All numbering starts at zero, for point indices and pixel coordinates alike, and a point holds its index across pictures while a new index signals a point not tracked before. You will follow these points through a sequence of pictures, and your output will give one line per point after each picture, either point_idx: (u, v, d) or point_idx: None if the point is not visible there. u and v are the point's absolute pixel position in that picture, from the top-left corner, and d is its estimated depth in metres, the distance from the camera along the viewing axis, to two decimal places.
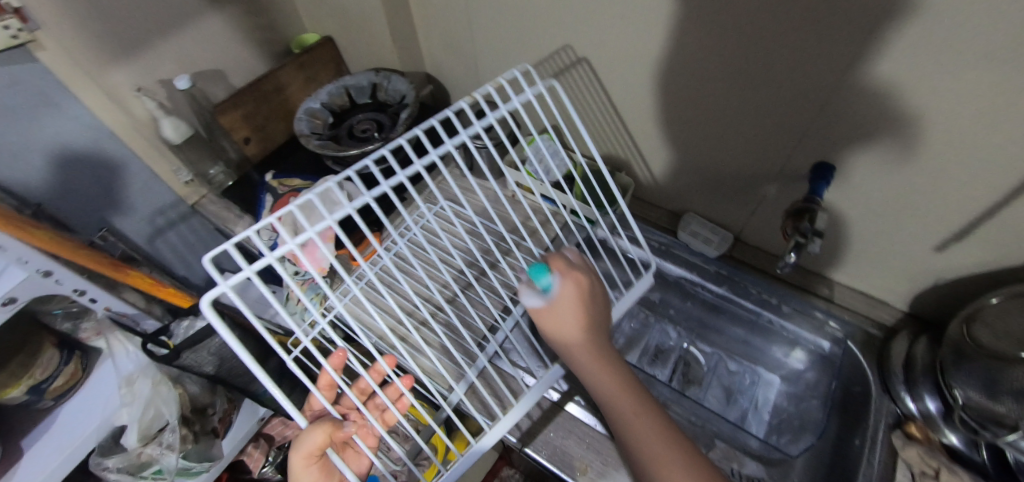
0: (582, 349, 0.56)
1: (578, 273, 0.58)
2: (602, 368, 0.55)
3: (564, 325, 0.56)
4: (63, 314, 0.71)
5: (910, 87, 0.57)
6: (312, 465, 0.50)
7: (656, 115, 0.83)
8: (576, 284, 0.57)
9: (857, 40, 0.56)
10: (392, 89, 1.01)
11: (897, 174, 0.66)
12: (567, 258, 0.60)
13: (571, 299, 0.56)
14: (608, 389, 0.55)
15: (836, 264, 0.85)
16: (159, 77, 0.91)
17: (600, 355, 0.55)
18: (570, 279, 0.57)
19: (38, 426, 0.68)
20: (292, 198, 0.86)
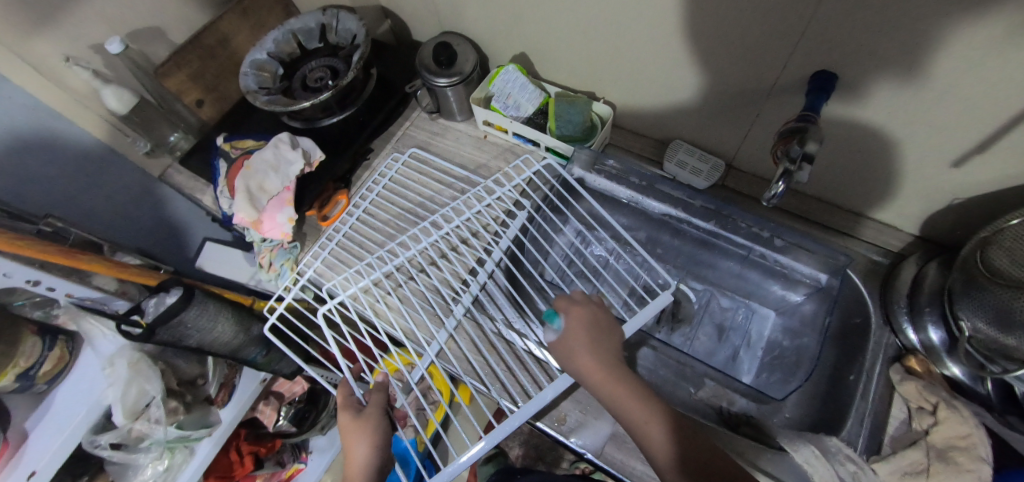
0: (603, 378, 0.56)
1: (585, 306, 0.61)
2: (625, 392, 0.55)
3: (579, 355, 0.58)
4: (30, 304, 0.71)
5: None
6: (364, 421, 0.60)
7: (632, 33, 0.72)
8: (583, 317, 0.60)
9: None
10: (343, 29, 0.92)
11: (908, 77, 0.55)
12: (573, 295, 0.63)
13: (580, 330, 0.59)
14: (635, 415, 0.53)
15: (840, 188, 0.76)
16: (91, 42, 0.84)
17: (618, 380, 0.55)
18: (579, 314, 0.60)
19: (36, 410, 0.69)
20: (245, 162, 0.82)
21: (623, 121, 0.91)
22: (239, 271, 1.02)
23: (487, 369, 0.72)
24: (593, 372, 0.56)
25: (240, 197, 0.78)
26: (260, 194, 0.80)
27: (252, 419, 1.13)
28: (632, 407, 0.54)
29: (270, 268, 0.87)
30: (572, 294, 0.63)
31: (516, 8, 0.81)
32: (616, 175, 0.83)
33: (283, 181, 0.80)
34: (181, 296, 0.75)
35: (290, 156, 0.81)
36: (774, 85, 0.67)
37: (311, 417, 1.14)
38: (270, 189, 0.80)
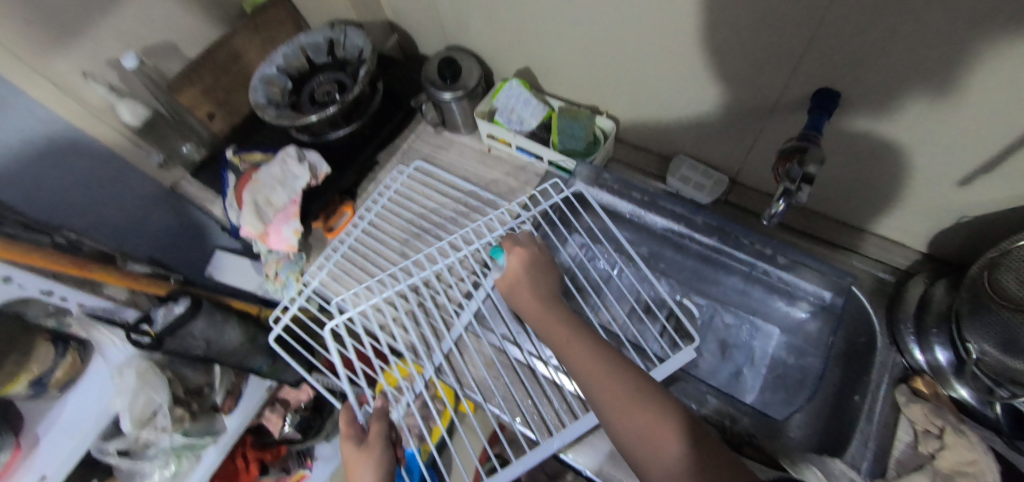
0: (532, 303, 0.63)
1: (527, 248, 0.70)
2: (547, 314, 0.61)
3: (518, 288, 0.66)
4: (44, 312, 0.72)
5: None
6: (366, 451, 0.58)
7: (634, 48, 0.72)
8: (522, 254, 0.68)
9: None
10: (351, 44, 0.94)
11: (909, 94, 0.55)
12: (520, 239, 0.72)
13: (518, 264, 0.67)
14: (552, 333, 0.59)
15: (846, 206, 0.76)
16: (108, 58, 0.87)
17: (543, 304, 0.62)
18: (520, 250, 0.69)
19: (48, 415, 0.71)
20: (254, 174, 0.83)
21: (626, 135, 0.92)
22: (247, 279, 1.04)
23: (488, 383, 0.72)
24: (522, 299, 0.64)
25: (247, 210, 0.79)
26: (267, 207, 0.81)
27: (258, 426, 1.14)
28: (549, 326, 0.60)
29: (274, 280, 0.85)
30: (518, 236, 0.73)
31: (520, 24, 0.82)
32: (618, 188, 0.83)
33: (290, 194, 0.82)
34: (189, 306, 0.77)
35: (296, 170, 0.82)
36: (776, 102, 0.66)
37: (316, 425, 1.16)
38: (277, 202, 0.81)
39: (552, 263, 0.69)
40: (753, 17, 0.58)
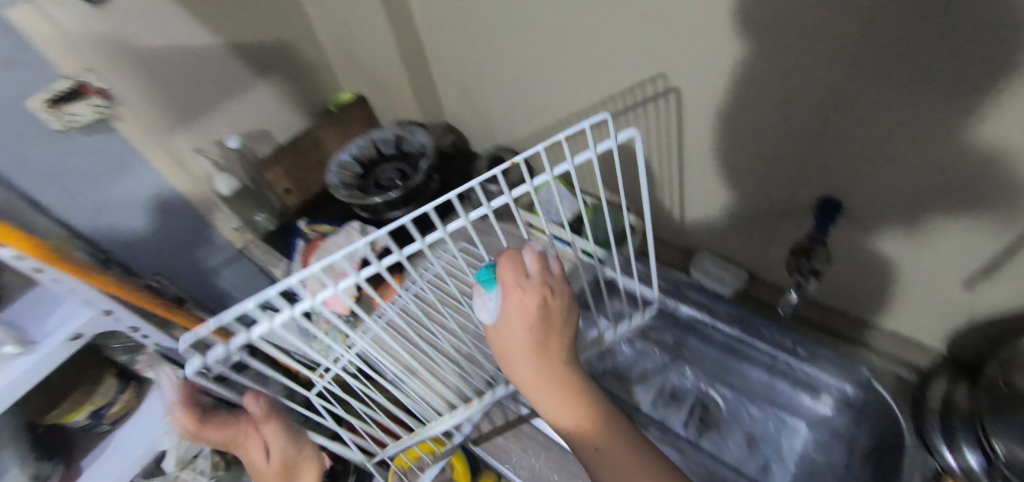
0: (542, 376, 0.49)
1: (533, 283, 0.47)
2: (558, 389, 0.49)
3: (513, 351, 0.48)
4: (121, 348, 0.80)
5: (887, 122, 0.57)
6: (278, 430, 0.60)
7: (657, 154, 0.85)
8: (526, 302, 0.46)
9: (816, 78, 0.58)
10: (415, 140, 1.10)
11: (895, 204, 0.64)
12: (523, 268, 0.47)
13: (523, 321, 0.47)
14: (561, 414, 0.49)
15: (860, 303, 0.81)
16: (216, 139, 1.05)
17: (558, 379, 0.48)
18: (524, 292, 0.46)
19: (96, 449, 0.79)
20: (320, 243, 0.95)
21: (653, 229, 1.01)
22: None
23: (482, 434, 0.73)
24: (524, 373, 0.48)
25: None
26: None
27: None
28: (557, 405, 0.49)
29: None
30: (520, 265, 0.47)
31: (559, 131, 0.97)
32: (644, 278, 0.91)
33: None
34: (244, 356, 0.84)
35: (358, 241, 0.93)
36: (785, 206, 0.76)
37: None
38: None
39: (565, 293, 0.49)
40: (749, 135, 0.70)
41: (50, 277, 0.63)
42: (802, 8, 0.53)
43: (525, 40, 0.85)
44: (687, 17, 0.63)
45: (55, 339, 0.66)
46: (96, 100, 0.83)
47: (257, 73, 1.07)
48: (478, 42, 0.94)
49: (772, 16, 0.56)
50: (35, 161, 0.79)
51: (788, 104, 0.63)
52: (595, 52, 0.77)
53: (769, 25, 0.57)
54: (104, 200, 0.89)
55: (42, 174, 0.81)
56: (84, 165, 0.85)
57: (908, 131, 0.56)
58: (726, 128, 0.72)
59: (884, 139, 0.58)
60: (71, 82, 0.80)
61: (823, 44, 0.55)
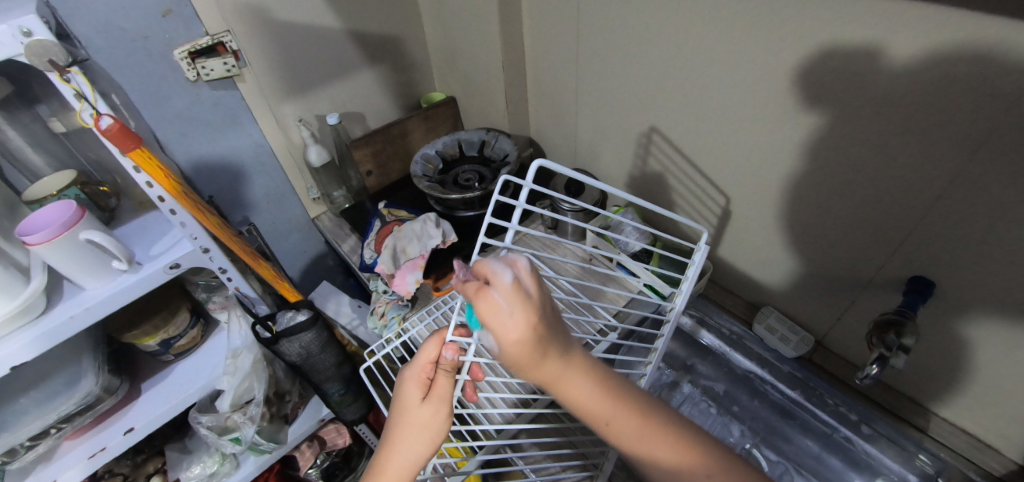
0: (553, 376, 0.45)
1: (523, 303, 0.43)
2: (570, 381, 0.46)
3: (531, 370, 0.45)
4: (203, 285, 0.88)
5: (996, 206, 0.56)
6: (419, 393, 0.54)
7: (740, 200, 0.85)
8: (513, 334, 0.42)
9: (932, 154, 0.58)
10: (499, 148, 1.13)
11: (992, 292, 0.61)
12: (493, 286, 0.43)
13: (523, 343, 0.43)
14: (580, 402, 0.47)
15: (934, 394, 0.77)
16: (317, 113, 1.13)
17: (571, 374, 0.46)
18: (512, 329, 0.42)
19: (157, 375, 0.83)
20: (395, 226, 0.99)
21: (721, 277, 1.00)
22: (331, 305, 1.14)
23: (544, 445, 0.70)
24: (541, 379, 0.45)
25: (386, 253, 0.93)
26: (400, 254, 0.93)
27: (290, 457, 1.14)
28: (579, 394, 0.46)
29: (381, 318, 0.96)
30: (495, 296, 0.42)
31: (643, 163, 0.99)
32: (711, 324, 0.90)
33: (421, 249, 0.93)
34: (309, 317, 0.87)
35: (433, 232, 0.94)
36: (871, 278, 0.74)
37: (341, 475, 1.17)
38: (409, 252, 0.93)
39: (546, 303, 0.45)
40: (844, 200, 0.70)
41: (168, 207, 0.68)
42: (927, 78, 0.55)
43: (631, 71, 0.88)
44: (809, 72, 0.65)
45: (157, 264, 0.71)
46: (229, 58, 0.91)
47: (367, 60, 1.15)
48: (583, 65, 0.97)
49: (904, 84, 0.57)
50: (165, 101, 0.89)
51: (895, 173, 0.63)
52: (696, 92, 0.80)
53: (895, 92, 0.58)
54: (210, 146, 0.98)
55: (169, 114, 0.90)
56: (203, 113, 0.94)
57: (1014, 220, 0.55)
58: (818, 189, 0.73)
59: (990, 224, 0.57)
60: (212, 40, 0.88)
61: (951, 119, 0.55)
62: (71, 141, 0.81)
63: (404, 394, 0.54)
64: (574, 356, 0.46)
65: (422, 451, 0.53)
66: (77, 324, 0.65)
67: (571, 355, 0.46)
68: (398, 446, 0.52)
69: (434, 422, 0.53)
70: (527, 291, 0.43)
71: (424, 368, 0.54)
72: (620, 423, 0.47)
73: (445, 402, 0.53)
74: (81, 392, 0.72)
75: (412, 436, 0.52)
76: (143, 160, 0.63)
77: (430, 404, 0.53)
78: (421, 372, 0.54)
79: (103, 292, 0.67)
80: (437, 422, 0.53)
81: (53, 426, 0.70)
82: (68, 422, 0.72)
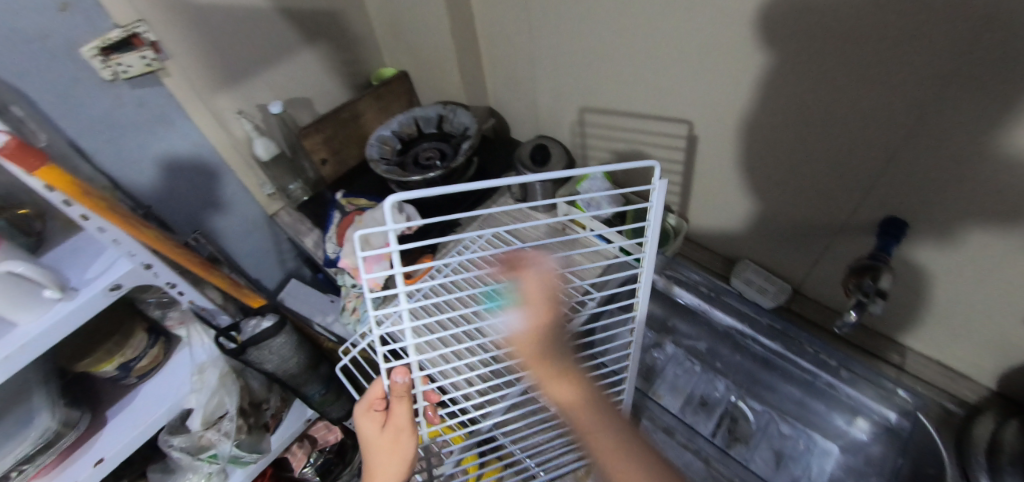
0: (553, 373, 0.54)
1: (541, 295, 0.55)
2: (563, 381, 0.53)
3: (536, 356, 0.55)
4: (155, 303, 0.82)
5: (965, 136, 0.54)
6: (377, 420, 0.56)
7: (708, 153, 0.82)
8: (541, 312, 0.55)
9: (902, 88, 0.56)
10: (457, 121, 1.08)
11: (966, 223, 0.60)
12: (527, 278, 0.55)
13: (537, 331, 0.55)
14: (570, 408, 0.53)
15: (909, 330, 0.77)
16: (258, 102, 1.06)
17: (565, 375, 0.54)
18: (537, 315, 0.55)
19: (123, 400, 0.79)
20: (356, 216, 0.95)
21: (696, 235, 0.98)
22: (303, 303, 1.10)
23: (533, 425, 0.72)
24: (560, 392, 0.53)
25: (348, 246, 0.89)
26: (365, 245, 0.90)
27: (282, 460, 1.12)
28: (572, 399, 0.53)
29: (353, 313, 0.93)
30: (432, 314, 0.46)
31: (608, 125, 0.95)
32: (686, 282, 0.88)
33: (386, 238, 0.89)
34: (276, 322, 0.83)
35: (398, 220, 0.88)
36: (845, 222, 0.72)
37: (336, 471, 1.14)
38: (374, 243, 0.89)
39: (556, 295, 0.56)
40: (816, 146, 0.68)
41: (95, 225, 0.62)
42: (886, 6, 0.52)
43: (586, 27, 0.83)
44: (773, 11, 0.60)
45: (96, 288, 0.65)
46: (147, 52, 0.82)
47: (305, 39, 1.07)
48: (536, 27, 0.92)
49: (863, 16, 0.54)
50: (81, 106, 0.80)
51: (864, 113, 0.61)
52: (651, 45, 0.76)
53: (859, 25, 0.55)
54: (143, 149, 0.90)
55: (88, 121, 0.82)
56: (128, 115, 0.86)
57: (982, 148, 0.54)
58: (786, 137, 0.70)
59: (960, 156, 0.56)
60: (124, 32, 0.79)
61: (923, 49, 0.52)
62: None
63: (363, 428, 0.56)
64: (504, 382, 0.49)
65: (396, 471, 0.54)
66: (13, 364, 0.59)
67: (566, 360, 0.54)
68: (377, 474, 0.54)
69: (400, 444, 0.55)
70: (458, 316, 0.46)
71: (375, 399, 0.56)
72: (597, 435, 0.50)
73: (405, 425, 0.55)
74: (37, 430, 0.67)
75: (383, 464, 0.54)
76: (54, 179, 0.57)
77: (389, 431, 0.55)
78: (371, 404, 0.56)
79: (38, 326, 0.61)
80: (403, 442, 0.55)
81: (14, 469, 0.66)
82: (29, 463, 0.67)
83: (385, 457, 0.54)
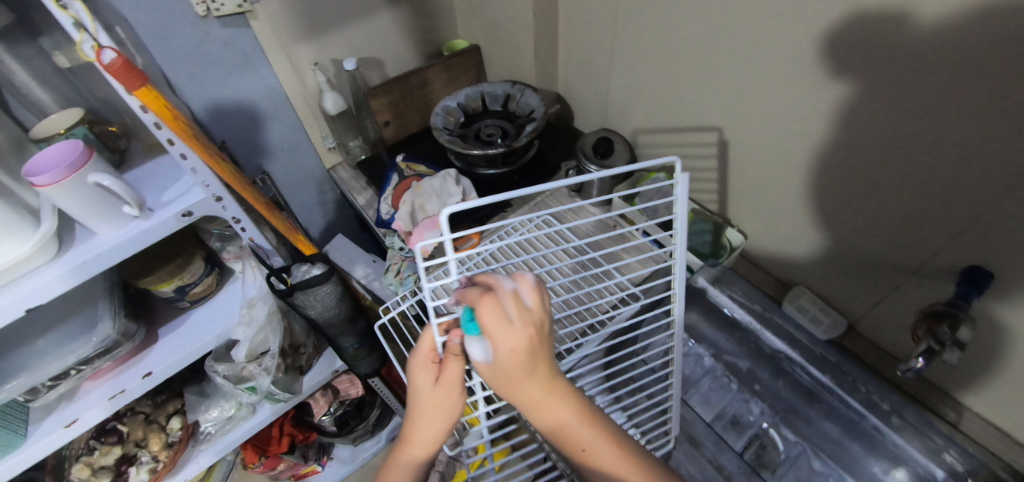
0: (536, 394, 0.47)
1: (536, 320, 0.45)
2: (553, 402, 0.48)
3: (527, 378, 0.46)
4: (217, 234, 0.86)
5: None
6: (429, 374, 0.55)
7: (779, 171, 0.79)
8: (517, 349, 0.44)
9: (1005, 133, 0.52)
10: (523, 103, 1.07)
11: None
12: (503, 312, 0.44)
13: (522, 352, 0.44)
14: (562, 428, 0.48)
15: (969, 387, 0.73)
16: (333, 57, 1.07)
17: (555, 396, 0.48)
18: (513, 337, 0.44)
19: (175, 321, 0.83)
20: (413, 182, 0.96)
21: (752, 252, 0.95)
22: (346, 258, 1.12)
23: None
24: (530, 392, 0.47)
25: (404, 209, 0.91)
26: (419, 212, 0.91)
27: (304, 404, 1.16)
28: (561, 419, 0.48)
29: (397, 275, 0.94)
30: (501, 304, 0.44)
31: (676, 128, 0.93)
32: (736, 297, 0.87)
33: (440, 207, 0.90)
34: (326, 271, 0.85)
35: (454, 190, 0.90)
36: (920, 265, 0.68)
37: (352, 424, 1.19)
38: (428, 210, 0.90)
39: (545, 324, 0.47)
40: (900, 180, 0.64)
41: (179, 151, 0.64)
42: (1009, 43, 0.48)
43: (672, 25, 0.80)
44: (881, 34, 0.57)
45: (170, 211, 0.68)
46: None
47: (387, 1, 1.08)
48: (619, 17, 0.89)
49: (979, 53, 0.51)
50: (170, 39, 0.84)
51: (963, 155, 0.57)
52: (737, 51, 0.73)
53: (974, 60, 0.51)
54: (221, 88, 0.94)
55: (176, 54, 0.85)
56: (214, 53, 0.89)
57: None
58: (866, 167, 0.67)
59: None
60: None
61: None
62: (78, 79, 0.77)
63: (413, 375, 0.55)
64: (558, 381, 0.48)
65: (443, 424, 0.55)
66: (88, 270, 0.63)
67: (553, 378, 0.48)
68: (423, 424, 0.55)
69: (450, 401, 0.55)
70: (528, 307, 0.45)
71: (429, 351, 0.55)
72: (595, 450, 0.48)
73: (456, 383, 0.54)
74: (99, 335, 0.71)
75: (430, 416, 0.54)
76: (151, 99, 0.59)
77: (442, 386, 0.54)
78: (425, 357, 0.55)
79: (116, 238, 0.64)
80: (452, 399, 0.55)
81: (73, 367, 0.71)
82: (87, 365, 0.72)
83: (434, 412, 0.55)
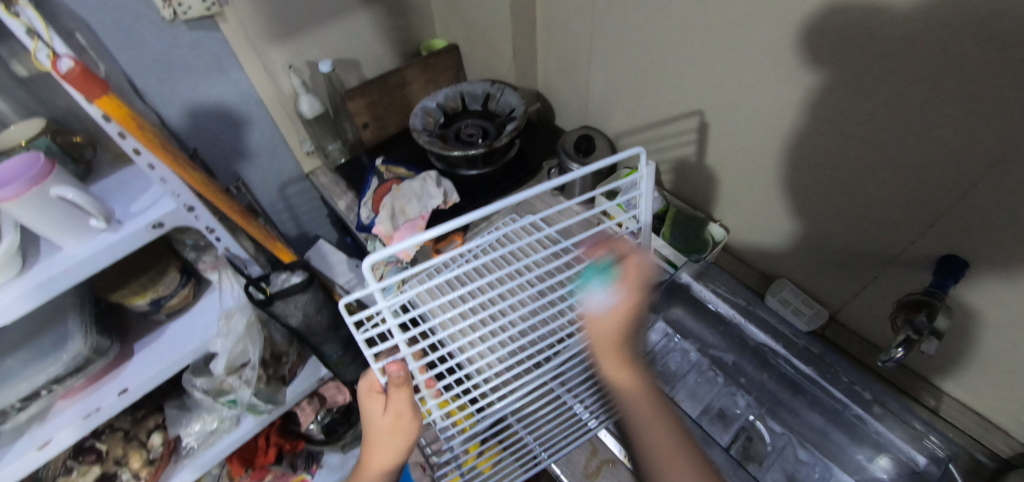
0: (613, 350, 0.56)
1: (644, 286, 0.55)
2: (626, 367, 0.56)
3: (615, 335, 0.55)
4: (191, 245, 0.83)
5: None
6: (377, 404, 0.55)
7: (758, 164, 0.79)
8: (624, 304, 0.55)
9: (975, 122, 0.53)
10: (503, 101, 1.06)
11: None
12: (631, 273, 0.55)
13: (623, 309, 0.55)
14: (630, 389, 0.56)
15: (949, 372, 0.74)
16: (308, 59, 1.05)
17: (631, 361, 0.57)
18: (625, 292, 0.55)
19: (150, 335, 0.81)
20: (393, 185, 0.94)
21: (734, 246, 0.96)
22: (327, 264, 1.11)
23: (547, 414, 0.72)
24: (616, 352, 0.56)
25: (384, 212, 0.89)
26: (399, 214, 0.90)
27: (290, 412, 1.15)
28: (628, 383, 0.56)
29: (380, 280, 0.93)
30: (638, 264, 0.55)
31: (656, 123, 0.93)
32: (721, 291, 0.86)
33: (421, 210, 0.89)
34: (306, 279, 0.84)
35: (433, 192, 0.91)
36: (898, 255, 0.69)
37: (341, 431, 1.16)
38: (408, 213, 0.89)
39: (651, 289, 0.56)
40: (876, 172, 0.65)
41: (146, 161, 0.63)
42: (976, 32, 0.49)
43: (649, 21, 0.80)
44: (858, 25, 0.56)
45: (139, 223, 0.66)
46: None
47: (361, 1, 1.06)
48: (597, 14, 0.89)
49: (948, 43, 0.51)
50: (135, 43, 0.81)
51: (937, 145, 0.57)
52: (713, 45, 0.73)
53: (944, 50, 0.52)
54: (191, 93, 0.91)
55: (143, 58, 0.83)
56: (182, 57, 0.87)
57: None
58: (845, 158, 0.67)
59: None
60: None
61: (1018, 84, 0.48)
62: (38, 87, 0.75)
63: (364, 407, 0.57)
64: (633, 354, 0.57)
65: (399, 447, 0.56)
66: (55, 286, 0.61)
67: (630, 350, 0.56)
68: (380, 449, 0.56)
69: (401, 427, 0.55)
70: (642, 271, 0.55)
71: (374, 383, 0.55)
72: (656, 420, 0.55)
73: (403, 409, 0.54)
74: (68, 354, 0.69)
75: (385, 442, 0.56)
76: (113, 109, 0.57)
77: (390, 414, 0.54)
78: (370, 389, 0.56)
79: (82, 252, 0.62)
80: (404, 424, 0.55)
81: (44, 387, 0.68)
82: (59, 384, 0.70)
83: (387, 438, 0.55)
